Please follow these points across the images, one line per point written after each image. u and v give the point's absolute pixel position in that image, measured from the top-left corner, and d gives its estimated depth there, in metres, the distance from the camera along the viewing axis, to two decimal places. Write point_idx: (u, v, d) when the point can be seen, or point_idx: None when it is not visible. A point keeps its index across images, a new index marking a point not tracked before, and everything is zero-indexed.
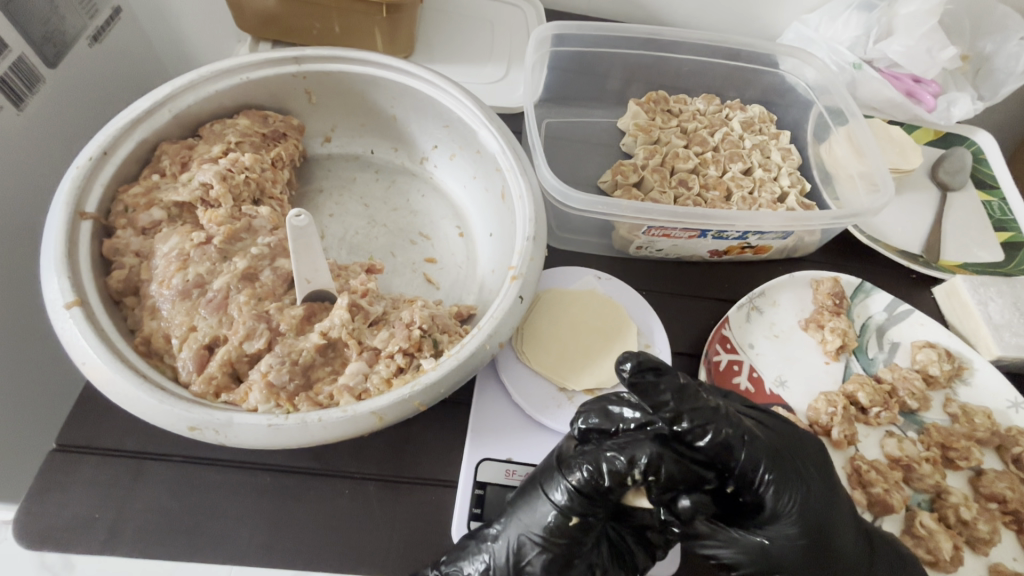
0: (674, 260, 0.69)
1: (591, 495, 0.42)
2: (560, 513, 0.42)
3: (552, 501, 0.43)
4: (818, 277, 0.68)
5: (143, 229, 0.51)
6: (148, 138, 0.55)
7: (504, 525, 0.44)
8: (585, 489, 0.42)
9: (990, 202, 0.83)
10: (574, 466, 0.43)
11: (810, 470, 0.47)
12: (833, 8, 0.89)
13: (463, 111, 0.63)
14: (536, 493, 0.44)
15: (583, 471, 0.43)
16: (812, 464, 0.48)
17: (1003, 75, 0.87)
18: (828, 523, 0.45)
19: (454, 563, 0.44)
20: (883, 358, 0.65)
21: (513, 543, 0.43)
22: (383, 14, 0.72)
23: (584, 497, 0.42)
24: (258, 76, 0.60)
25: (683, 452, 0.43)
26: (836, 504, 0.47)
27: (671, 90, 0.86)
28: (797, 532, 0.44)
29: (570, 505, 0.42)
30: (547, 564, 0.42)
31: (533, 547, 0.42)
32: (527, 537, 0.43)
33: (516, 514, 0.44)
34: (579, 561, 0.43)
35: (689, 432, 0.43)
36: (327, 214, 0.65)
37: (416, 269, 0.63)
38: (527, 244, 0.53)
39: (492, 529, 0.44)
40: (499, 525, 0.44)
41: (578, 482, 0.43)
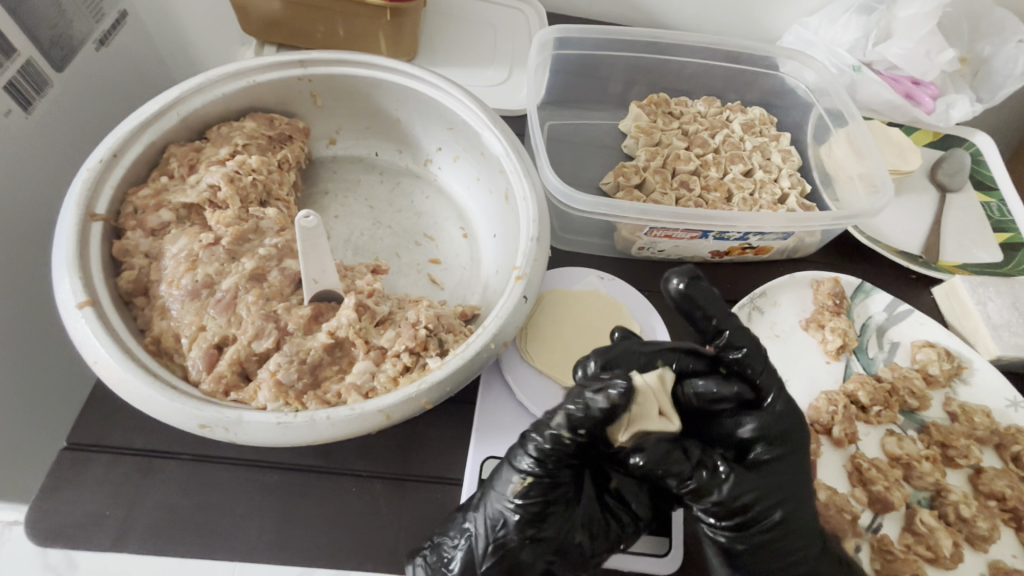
0: (676, 261, 0.69)
1: (545, 459, 0.43)
2: (524, 478, 0.43)
3: (515, 469, 0.43)
4: (818, 278, 0.69)
5: (152, 230, 0.52)
6: (157, 141, 0.56)
7: (479, 501, 0.44)
8: (554, 439, 0.43)
9: (989, 204, 0.84)
10: (543, 429, 0.44)
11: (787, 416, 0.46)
12: (832, 12, 0.90)
13: (467, 113, 0.63)
14: (503, 464, 0.45)
15: (534, 440, 0.43)
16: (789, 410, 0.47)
17: (1001, 78, 0.88)
18: (801, 471, 0.45)
19: (442, 536, 0.45)
20: (883, 358, 0.66)
21: (486, 513, 0.43)
22: (387, 18, 0.73)
23: (551, 453, 0.43)
24: (265, 80, 0.61)
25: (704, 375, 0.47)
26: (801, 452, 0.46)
27: (673, 92, 0.87)
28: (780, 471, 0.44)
29: (539, 461, 0.43)
30: (515, 528, 0.42)
31: (503, 513, 0.42)
32: (497, 502, 0.43)
33: (490, 480, 0.45)
34: (552, 524, 0.42)
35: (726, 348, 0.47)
36: (332, 215, 0.66)
37: (421, 269, 0.64)
38: (531, 244, 0.54)
39: (472, 504, 0.45)
40: (476, 499, 0.45)
41: (536, 449, 0.43)
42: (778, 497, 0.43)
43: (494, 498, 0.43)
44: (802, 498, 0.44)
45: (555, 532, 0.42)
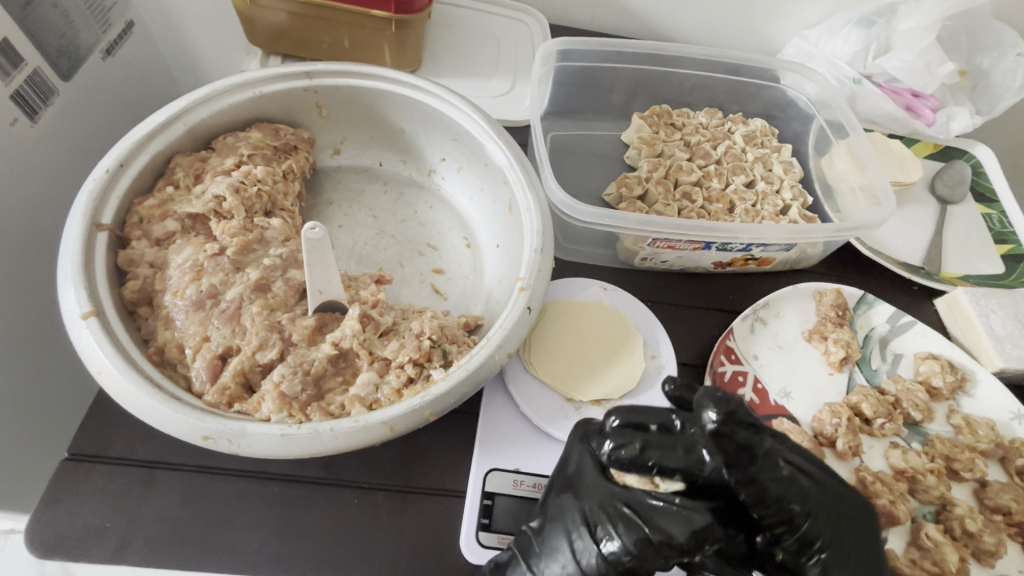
0: (678, 271, 0.69)
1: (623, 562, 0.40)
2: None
3: (578, 564, 0.41)
4: (821, 289, 0.69)
5: (157, 240, 0.51)
6: (162, 151, 0.56)
7: None
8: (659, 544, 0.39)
9: (991, 215, 0.84)
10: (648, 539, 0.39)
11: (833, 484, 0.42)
12: (833, 24, 0.91)
13: (472, 125, 0.64)
14: (560, 549, 0.42)
15: (620, 541, 0.40)
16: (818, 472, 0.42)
17: (1000, 91, 0.89)
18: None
19: None
20: (886, 369, 0.66)
21: None
22: (392, 29, 0.75)
23: (640, 558, 0.39)
24: (270, 91, 0.62)
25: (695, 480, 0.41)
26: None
27: (674, 104, 0.87)
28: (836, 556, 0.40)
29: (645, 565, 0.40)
30: None
31: None
32: None
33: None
34: None
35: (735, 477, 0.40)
36: (336, 225, 0.66)
37: (424, 280, 0.64)
38: (535, 255, 0.54)
39: None
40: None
41: (611, 552, 0.40)
42: None
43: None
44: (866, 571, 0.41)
45: None
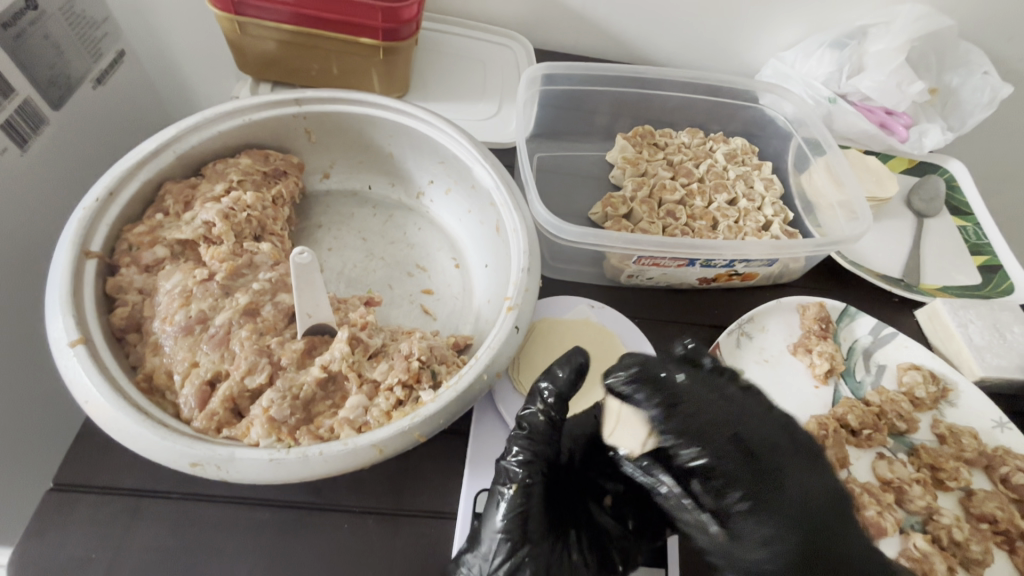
0: (664, 287, 0.71)
1: (531, 442, 0.48)
2: (515, 467, 0.46)
3: (508, 459, 0.48)
4: (804, 303, 0.71)
5: (146, 266, 0.52)
6: (152, 179, 0.57)
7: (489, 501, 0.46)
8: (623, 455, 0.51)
9: (965, 228, 0.87)
10: (524, 417, 0.50)
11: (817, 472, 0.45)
12: (808, 45, 0.94)
13: (458, 149, 0.65)
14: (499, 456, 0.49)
15: (525, 422, 0.49)
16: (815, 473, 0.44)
17: (969, 108, 0.93)
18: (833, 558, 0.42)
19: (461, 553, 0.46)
20: (870, 381, 0.67)
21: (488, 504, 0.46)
22: (380, 56, 0.77)
23: (543, 435, 0.49)
24: (259, 118, 0.63)
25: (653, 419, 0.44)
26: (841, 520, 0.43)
27: (658, 124, 0.90)
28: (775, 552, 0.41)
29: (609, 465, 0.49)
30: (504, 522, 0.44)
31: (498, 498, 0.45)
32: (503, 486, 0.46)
33: (536, 423, 0.49)
34: (536, 520, 0.45)
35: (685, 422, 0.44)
36: (326, 248, 0.66)
37: (414, 300, 0.64)
38: (522, 275, 0.55)
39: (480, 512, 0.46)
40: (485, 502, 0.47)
41: (520, 434, 0.49)
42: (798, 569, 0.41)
43: (539, 444, 0.48)
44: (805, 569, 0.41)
45: (540, 525, 0.45)
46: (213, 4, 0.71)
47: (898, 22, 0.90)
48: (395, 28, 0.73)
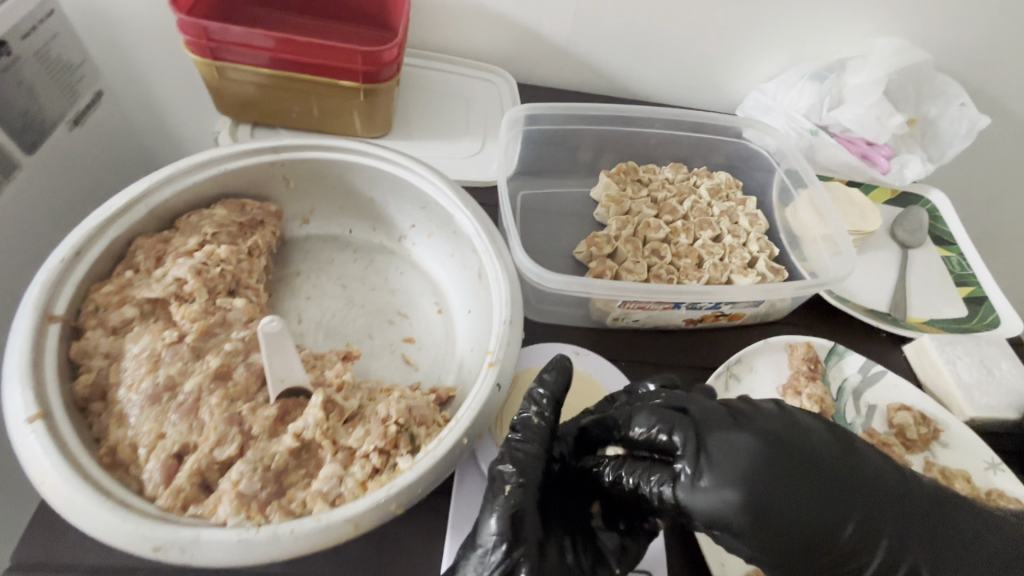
0: (650, 329, 0.70)
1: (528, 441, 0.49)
2: (510, 465, 0.47)
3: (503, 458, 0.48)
4: (792, 342, 0.70)
5: (113, 328, 0.50)
6: (123, 235, 0.55)
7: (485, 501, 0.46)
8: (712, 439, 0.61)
9: (950, 258, 0.88)
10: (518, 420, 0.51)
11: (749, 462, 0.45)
12: (788, 77, 0.95)
13: (440, 195, 0.65)
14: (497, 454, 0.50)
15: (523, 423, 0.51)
16: (727, 456, 0.45)
17: (949, 138, 0.94)
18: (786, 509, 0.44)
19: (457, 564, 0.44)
20: (860, 422, 0.67)
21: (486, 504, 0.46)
22: (361, 98, 0.77)
23: (538, 436, 0.50)
24: (235, 167, 0.62)
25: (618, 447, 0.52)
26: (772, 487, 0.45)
27: (641, 160, 0.89)
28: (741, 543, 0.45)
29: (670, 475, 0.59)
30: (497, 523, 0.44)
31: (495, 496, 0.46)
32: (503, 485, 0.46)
33: (532, 425, 0.51)
34: (529, 522, 0.45)
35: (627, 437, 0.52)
36: (305, 297, 0.65)
37: (394, 350, 0.62)
38: (504, 328, 0.54)
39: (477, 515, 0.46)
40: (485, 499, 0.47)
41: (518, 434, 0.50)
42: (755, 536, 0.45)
43: (535, 444, 0.50)
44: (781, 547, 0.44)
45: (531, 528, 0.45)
46: (191, 49, 0.70)
47: (875, 55, 0.91)
48: (376, 71, 0.73)
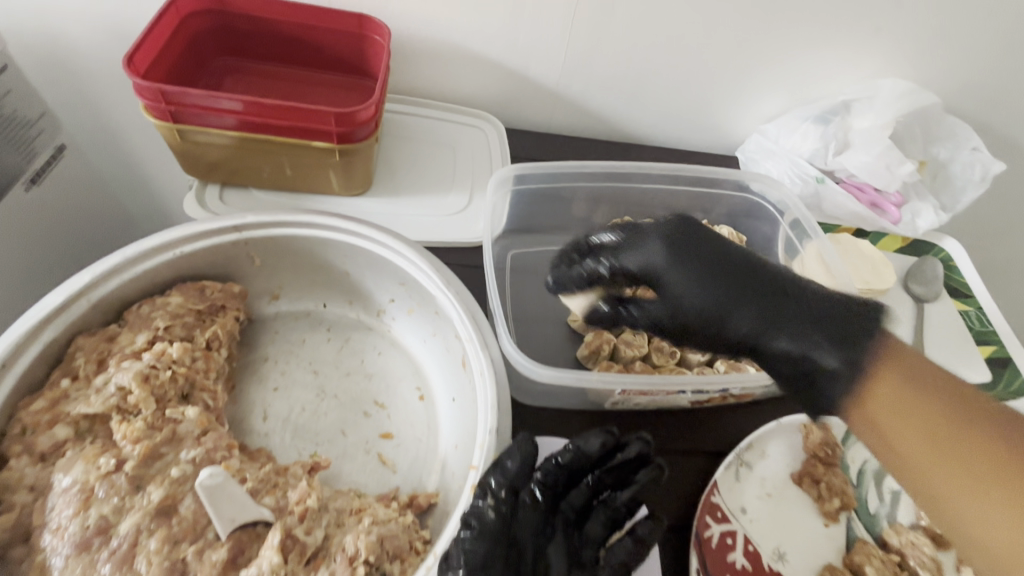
0: (653, 411, 0.64)
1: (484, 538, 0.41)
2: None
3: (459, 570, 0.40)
4: (806, 422, 0.64)
5: (42, 454, 0.44)
6: (61, 336, 0.49)
7: None
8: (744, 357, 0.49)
9: (968, 312, 0.83)
10: (472, 517, 0.42)
11: (698, 240, 0.50)
12: (790, 119, 0.91)
13: (419, 273, 0.59)
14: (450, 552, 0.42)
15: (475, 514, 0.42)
16: (653, 263, 0.50)
17: (961, 184, 0.89)
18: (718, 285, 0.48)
19: None
20: (885, 513, 0.61)
21: None
22: (335, 157, 0.71)
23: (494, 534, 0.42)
24: (192, 249, 0.56)
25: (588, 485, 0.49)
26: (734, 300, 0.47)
27: (639, 213, 0.84)
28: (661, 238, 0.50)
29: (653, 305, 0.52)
30: None
31: None
32: None
33: (487, 521, 0.42)
34: None
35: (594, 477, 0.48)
36: (271, 387, 0.59)
37: (369, 449, 0.56)
38: (489, 438, 0.49)
39: None
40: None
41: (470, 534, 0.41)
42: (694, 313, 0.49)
43: (489, 544, 0.41)
44: (696, 248, 0.49)
45: None
46: (149, 111, 0.64)
47: (880, 97, 0.86)
48: (350, 132, 0.67)
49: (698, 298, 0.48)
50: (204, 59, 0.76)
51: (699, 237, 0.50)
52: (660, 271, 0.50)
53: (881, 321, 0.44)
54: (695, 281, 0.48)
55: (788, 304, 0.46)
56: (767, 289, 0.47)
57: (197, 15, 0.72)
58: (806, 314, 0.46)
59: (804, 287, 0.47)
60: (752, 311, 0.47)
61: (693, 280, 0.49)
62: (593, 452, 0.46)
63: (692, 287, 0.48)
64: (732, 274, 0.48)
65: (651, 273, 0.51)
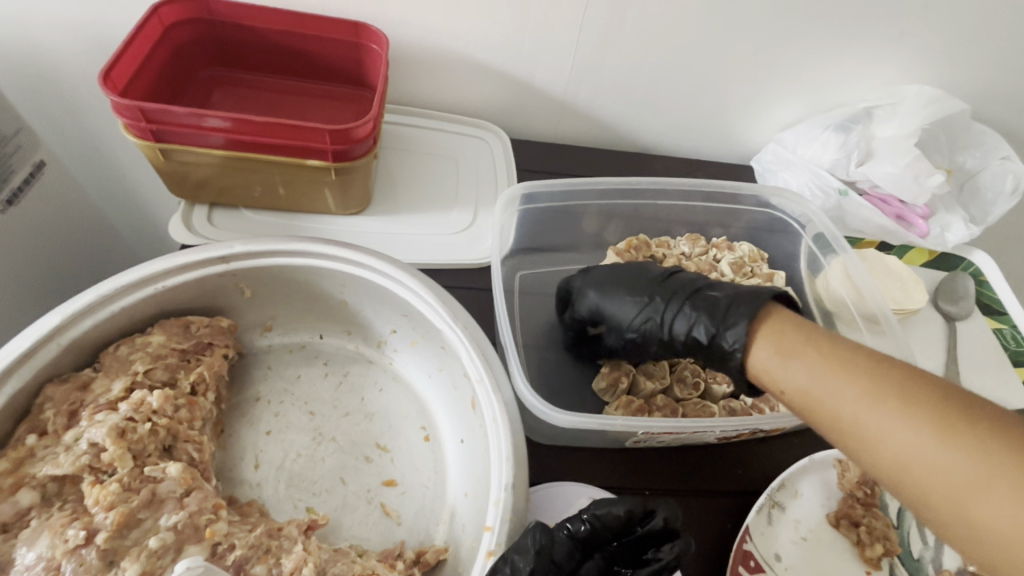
0: (676, 449, 0.59)
1: None
2: None
3: None
4: (842, 457, 0.60)
5: (3, 524, 0.39)
6: (28, 385, 0.44)
7: None
8: (693, 355, 0.56)
9: (1002, 330, 0.78)
10: None
11: (619, 274, 0.62)
12: (809, 128, 0.86)
13: (423, 304, 0.55)
14: None
15: None
16: (595, 301, 0.61)
17: (992, 195, 0.85)
18: (645, 302, 0.58)
19: None
20: (930, 557, 0.56)
21: None
22: (331, 176, 0.66)
23: None
24: (175, 283, 0.51)
25: (604, 559, 0.44)
26: (659, 318, 0.57)
27: (654, 229, 0.80)
28: (590, 284, 0.62)
29: (614, 336, 0.60)
30: None
31: None
32: None
33: None
34: None
35: (610, 550, 0.45)
36: (264, 432, 0.54)
37: (371, 498, 0.52)
38: (504, 495, 0.44)
39: None
40: None
41: None
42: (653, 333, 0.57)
43: None
44: (620, 281, 0.61)
45: None
46: (129, 130, 0.59)
47: (905, 104, 0.82)
48: (346, 149, 0.62)
49: (633, 315, 0.58)
50: (189, 72, 0.71)
51: (621, 276, 0.62)
52: (600, 306, 0.61)
53: (768, 294, 0.52)
54: (625, 303, 0.59)
55: (708, 310, 0.54)
56: (687, 298, 0.56)
57: (181, 24, 0.67)
58: (711, 304, 0.54)
59: (714, 288, 0.56)
60: (682, 318, 0.55)
61: (623, 301, 0.59)
62: (610, 520, 0.43)
63: (625, 308, 0.59)
64: (647, 287, 0.59)
65: (596, 310, 0.61)
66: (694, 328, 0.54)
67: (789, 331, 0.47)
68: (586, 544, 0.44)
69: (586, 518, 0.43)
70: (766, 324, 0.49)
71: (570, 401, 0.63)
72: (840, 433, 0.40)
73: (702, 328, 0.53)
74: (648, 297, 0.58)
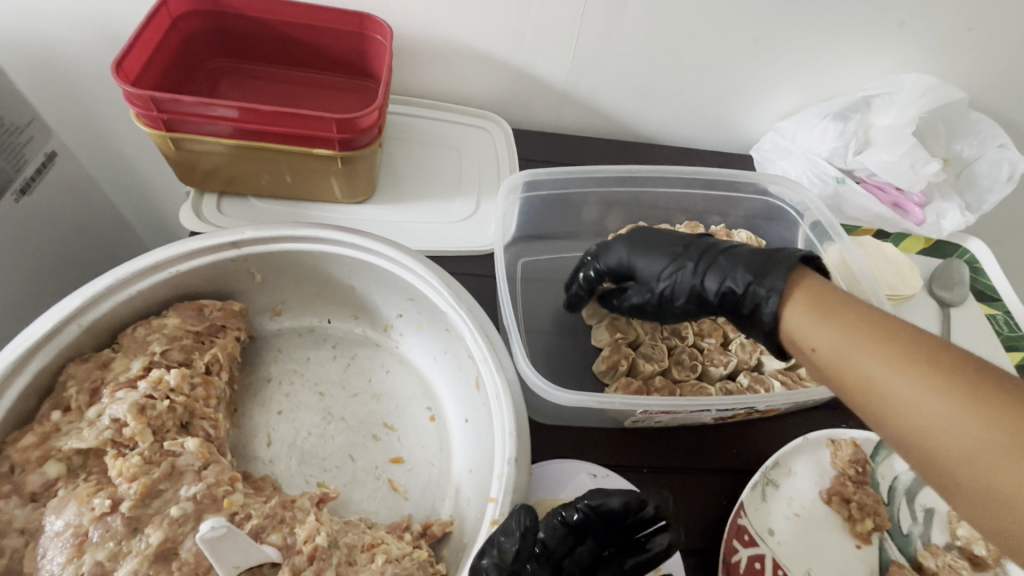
0: (674, 428, 0.61)
1: None
2: None
3: None
4: (835, 437, 0.61)
5: (32, 494, 0.41)
6: (51, 365, 0.46)
7: None
8: (723, 312, 0.56)
9: (995, 316, 0.80)
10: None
11: (654, 233, 0.62)
12: (808, 117, 0.87)
13: (428, 288, 0.56)
14: None
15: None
16: (624, 257, 0.62)
17: (988, 183, 0.86)
18: (677, 258, 0.58)
19: None
20: (919, 532, 0.59)
21: None
22: (337, 165, 0.67)
23: None
24: (189, 268, 0.53)
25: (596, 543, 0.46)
26: (688, 272, 0.57)
27: (653, 217, 0.81)
28: (622, 238, 0.63)
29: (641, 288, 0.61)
30: None
31: None
32: None
33: None
34: None
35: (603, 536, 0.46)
36: (275, 411, 0.56)
37: (379, 474, 0.54)
38: (507, 469, 0.46)
39: None
40: None
41: None
42: (682, 288, 0.58)
43: None
44: (654, 239, 0.61)
45: None
46: (141, 120, 0.61)
47: (903, 93, 0.83)
48: (352, 138, 0.64)
49: (664, 268, 0.59)
50: (197, 62, 0.73)
51: (654, 234, 0.62)
52: (630, 261, 0.61)
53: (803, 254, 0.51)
54: (658, 257, 0.59)
55: (741, 264, 0.54)
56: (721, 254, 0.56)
57: (189, 14, 0.68)
58: (743, 261, 0.54)
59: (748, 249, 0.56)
60: (714, 275, 0.55)
61: (656, 255, 0.60)
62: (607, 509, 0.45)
63: (658, 262, 0.59)
64: (678, 245, 0.60)
65: (624, 265, 0.62)
66: (725, 282, 0.54)
67: (825, 289, 0.47)
68: (579, 529, 0.45)
69: (582, 506, 0.45)
70: (804, 280, 0.49)
71: (571, 383, 0.65)
72: (865, 399, 0.39)
73: (733, 281, 0.54)
74: (678, 254, 0.59)
